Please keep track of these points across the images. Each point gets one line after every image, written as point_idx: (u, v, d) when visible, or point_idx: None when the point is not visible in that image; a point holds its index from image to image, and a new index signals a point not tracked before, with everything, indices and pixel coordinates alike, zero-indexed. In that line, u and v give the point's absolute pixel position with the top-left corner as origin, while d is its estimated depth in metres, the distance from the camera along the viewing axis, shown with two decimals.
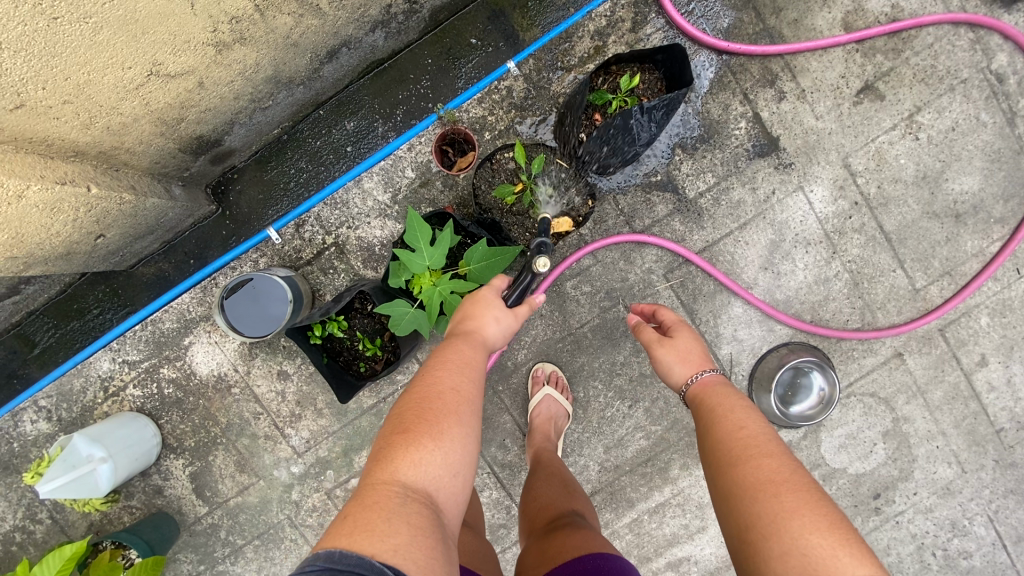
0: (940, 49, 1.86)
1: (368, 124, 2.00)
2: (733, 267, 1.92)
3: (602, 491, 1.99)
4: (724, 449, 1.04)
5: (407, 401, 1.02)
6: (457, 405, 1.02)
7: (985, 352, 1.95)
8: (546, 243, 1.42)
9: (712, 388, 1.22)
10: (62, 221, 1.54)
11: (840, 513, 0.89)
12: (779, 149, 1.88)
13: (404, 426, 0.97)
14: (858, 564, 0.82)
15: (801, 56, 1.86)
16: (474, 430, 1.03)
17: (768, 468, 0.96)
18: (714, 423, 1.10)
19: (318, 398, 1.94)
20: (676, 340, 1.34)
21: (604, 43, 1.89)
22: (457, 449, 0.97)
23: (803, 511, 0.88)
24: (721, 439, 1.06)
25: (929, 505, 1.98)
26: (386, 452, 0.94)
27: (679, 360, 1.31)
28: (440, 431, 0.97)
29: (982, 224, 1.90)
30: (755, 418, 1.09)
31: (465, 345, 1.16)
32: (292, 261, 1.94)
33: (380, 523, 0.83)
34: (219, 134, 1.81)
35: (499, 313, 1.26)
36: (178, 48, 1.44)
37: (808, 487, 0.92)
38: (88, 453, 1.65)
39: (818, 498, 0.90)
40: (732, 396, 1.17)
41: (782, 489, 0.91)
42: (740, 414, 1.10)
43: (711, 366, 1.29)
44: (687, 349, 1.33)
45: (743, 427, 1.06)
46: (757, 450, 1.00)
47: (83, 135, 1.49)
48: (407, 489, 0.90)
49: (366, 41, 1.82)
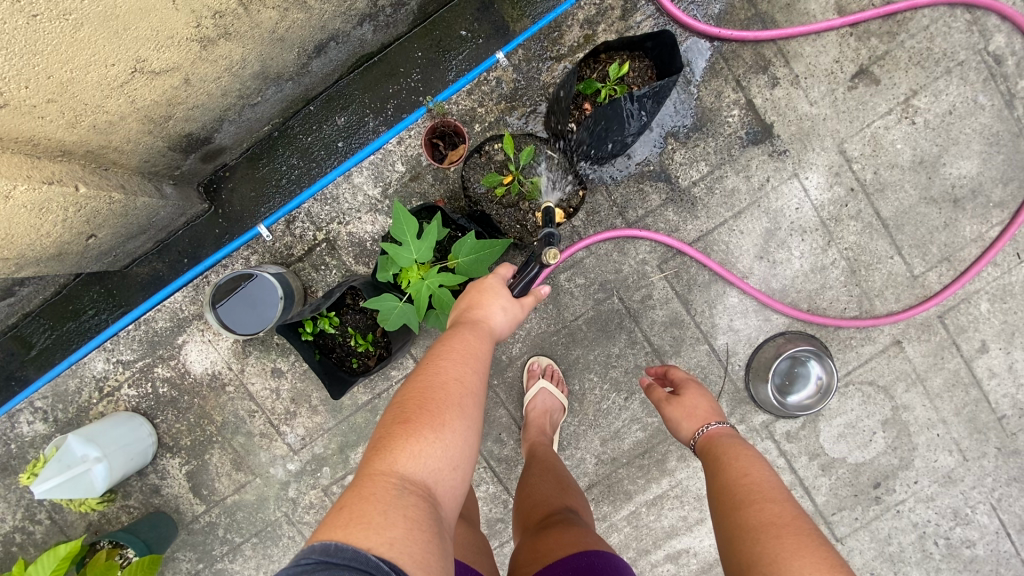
0: (936, 32, 1.83)
1: (358, 119, 1.98)
2: (727, 257, 1.90)
3: (599, 484, 1.98)
4: (728, 496, 1.09)
5: (410, 390, 1.02)
6: (460, 397, 1.02)
7: (986, 339, 1.93)
8: (552, 232, 1.38)
9: (719, 436, 1.29)
10: (51, 221, 1.54)
11: (840, 558, 0.90)
12: (773, 136, 1.86)
13: (405, 417, 0.96)
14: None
15: (794, 42, 1.84)
16: (475, 423, 1.02)
17: (771, 511, 1.00)
18: (721, 469, 1.16)
19: (312, 396, 1.94)
20: (685, 398, 1.45)
21: (594, 32, 1.87)
22: (458, 441, 0.97)
23: (803, 552, 0.90)
24: (726, 486, 1.12)
25: (930, 493, 1.96)
26: (386, 441, 0.93)
27: (687, 416, 1.40)
28: (441, 423, 0.96)
29: (980, 208, 1.88)
30: (760, 467, 1.15)
31: (470, 333, 1.15)
32: (284, 258, 1.94)
33: (376, 515, 0.81)
34: (209, 132, 1.80)
35: (505, 303, 1.25)
36: (162, 44, 1.43)
37: (808, 531, 0.95)
38: (83, 453, 1.64)
39: (818, 540, 0.93)
40: (738, 444, 1.24)
41: (783, 531, 0.95)
42: (745, 462, 1.16)
43: (720, 419, 1.36)
44: (694, 406, 1.42)
45: (747, 475, 1.12)
46: (760, 495, 1.04)
47: (69, 134, 1.49)
48: (405, 481, 0.89)
49: (354, 35, 1.80)
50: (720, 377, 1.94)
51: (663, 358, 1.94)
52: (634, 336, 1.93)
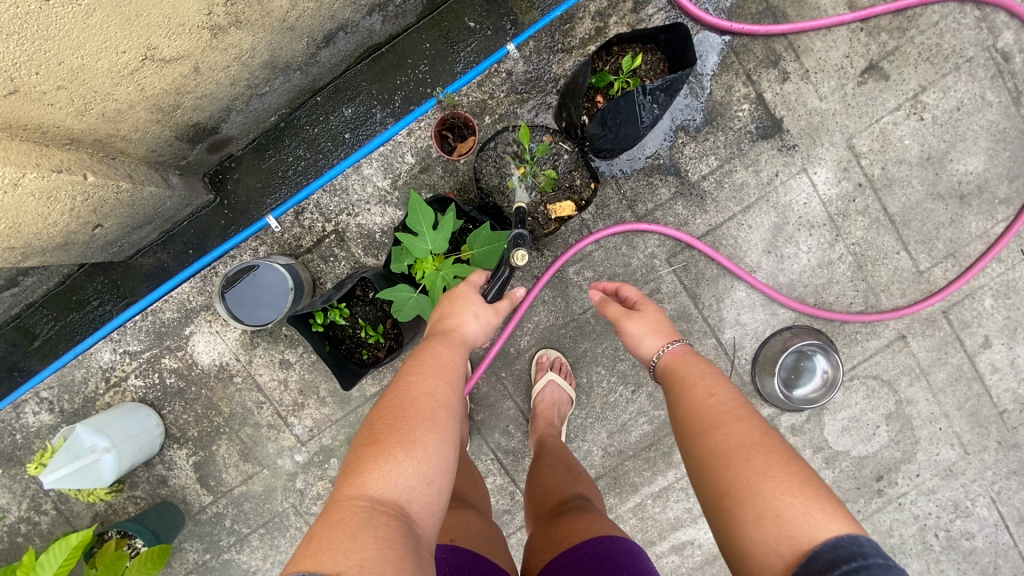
0: (946, 28, 1.83)
1: (366, 110, 1.97)
2: (735, 251, 1.91)
3: (605, 476, 2.00)
4: (693, 418, 1.02)
5: (380, 411, 1.01)
6: (432, 410, 1.01)
7: (988, 334, 1.95)
8: (523, 234, 1.35)
9: (681, 357, 1.21)
10: (59, 210, 1.52)
11: (811, 472, 0.87)
12: (783, 131, 1.87)
13: (373, 438, 0.95)
14: (830, 520, 0.80)
15: (805, 36, 1.84)
16: (450, 436, 1.01)
17: (739, 432, 0.94)
18: (685, 391, 1.09)
19: (320, 387, 1.94)
20: (645, 313, 1.35)
21: (605, 24, 1.86)
22: (431, 457, 0.96)
23: (775, 473, 0.86)
24: (691, 409, 1.05)
25: (931, 486, 1.99)
26: (356, 465, 0.92)
27: (650, 331, 1.31)
28: (412, 440, 0.95)
29: (986, 205, 1.89)
30: (724, 386, 1.08)
31: (442, 345, 1.16)
32: (292, 249, 1.93)
33: (345, 539, 0.80)
34: (216, 121, 1.79)
35: (477, 309, 1.26)
36: (173, 31, 1.41)
37: (777, 448, 0.91)
38: (91, 443, 1.64)
39: (788, 458, 0.90)
40: (700, 364, 1.16)
41: (754, 452, 0.90)
42: (710, 381, 1.10)
43: (678, 338, 1.28)
44: (656, 321, 1.33)
45: (712, 394, 1.05)
46: (727, 415, 0.99)
47: (78, 122, 1.48)
48: (375, 503, 0.87)
49: (363, 25, 1.79)
50: (726, 370, 1.96)
51: None
52: None
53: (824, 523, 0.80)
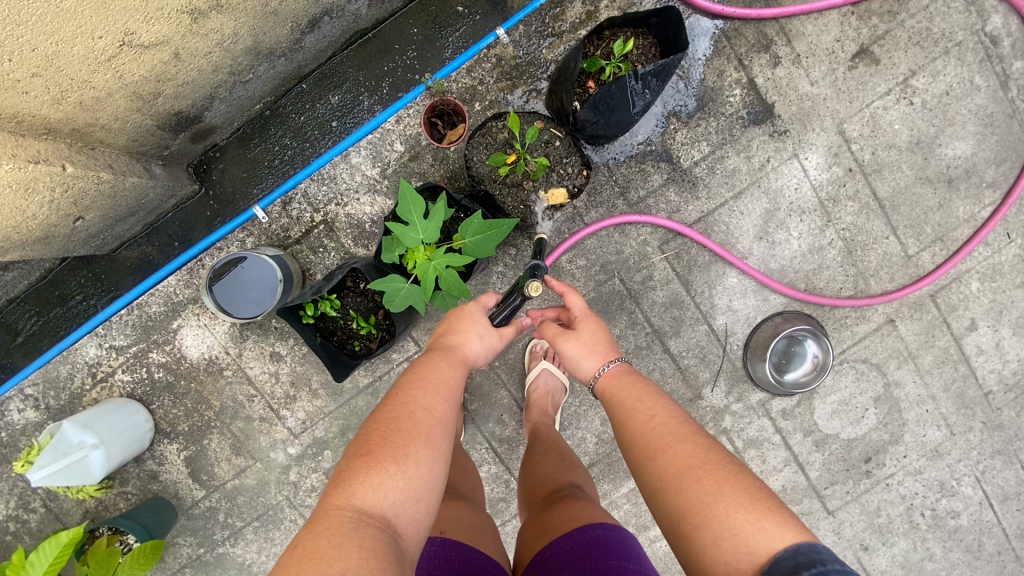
0: (936, 11, 1.83)
1: (353, 98, 1.93)
2: (727, 238, 1.91)
3: (599, 463, 2.01)
4: (640, 443, 1.01)
5: (375, 421, 1.01)
6: (427, 426, 1.02)
7: (975, 317, 1.97)
8: (539, 264, 1.36)
9: (619, 379, 1.17)
10: (37, 202, 1.48)
11: (759, 483, 0.87)
12: (774, 116, 1.86)
13: (367, 448, 0.95)
14: (785, 531, 0.80)
15: (796, 21, 1.83)
16: (443, 453, 1.02)
17: (685, 453, 0.93)
18: (627, 416, 1.07)
19: (312, 379, 1.92)
20: (582, 331, 1.28)
21: (596, 8, 1.84)
22: (422, 473, 0.96)
23: (725, 491, 0.85)
24: (635, 436, 1.03)
25: (918, 467, 2.03)
26: (347, 475, 0.91)
27: (586, 352, 1.25)
28: (405, 454, 0.95)
29: (974, 189, 1.91)
30: (664, 404, 1.07)
31: (444, 359, 1.18)
32: (280, 240, 1.90)
33: (328, 550, 0.79)
34: (199, 110, 1.75)
35: (482, 330, 1.29)
36: (151, 16, 1.37)
37: (724, 464, 0.90)
38: (79, 440, 1.62)
39: (737, 471, 0.89)
40: (637, 383, 1.14)
41: (702, 473, 0.89)
42: (650, 401, 1.08)
43: (617, 356, 1.24)
44: (593, 341, 1.26)
45: (654, 415, 1.04)
46: (671, 437, 0.97)
47: (54, 111, 1.43)
48: (363, 514, 0.87)
49: (348, 9, 1.75)
50: (718, 356, 1.97)
51: (663, 339, 1.96)
52: (635, 317, 1.94)
53: (779, 535, 0.79)
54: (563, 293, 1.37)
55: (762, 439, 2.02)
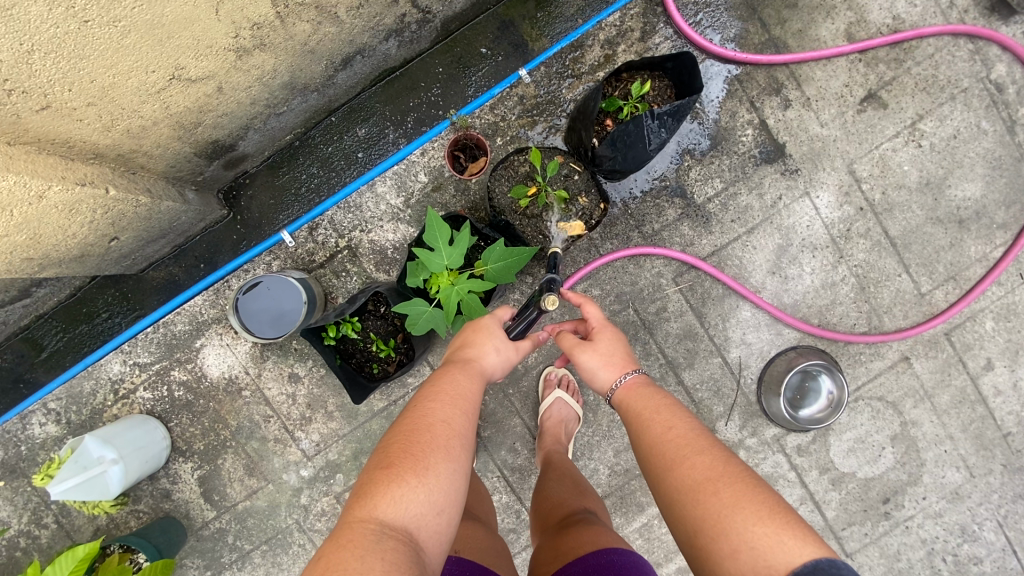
0: (941, 60, 1.91)
1: (379, 131, 2.02)
2: (741, 272, 1.94)
3: (612, 495, 1.99)
4: (656, 455, 1.00)
5: (395, 434, 1.02)
6: (447, 439, 1.01)
7: (991, 356, 1.97)
8: (554, 278, 1.45)
9: (636, 391, 1.16)
10: (79, 222, 1.56)
11: (777, 497, 0.86)
12: (785, 155, 1.92)
13: (388, 461, 0.95)
14: (804, 545, 0.79)
15: (806, 66, 1.91)
16: (463, 466, 1.01)
17: (702, 465, 0.93)
18: (643, 428, 1.07)
19: (329, 401, 1.94)
20: (598, 342, 1.27)
21: (614, 52, 1.93)
22: (443, 486, 0.95)
23: (743, 504, 0.85)
24: (651, 448, 1.03)
25: (938, 509, 1.98)
26: (368, 487, 0.92)
27: (604, 363, 1.24)
28: (425, 467, 0.95)
29: (984, 230, 1.94)
30: (682, 416, 1.07)
31: (462, 373, 1.17)
32: (305, 264, 1.96)
33: (353, 562, 0.79)
34: (234, 139, 1.84)
35: (499, 343, 1.28)
36: (201, 53, 1.47)
37: (742, 477, 0.90)
38: (99, 455, 1.64)
39: (756, 485, 0.88)
40: (655, 396, 1.13)
41: (720, 485, 0.89)
42: (667, 413, 1.07)
43: (635, 367, 1.23)
44: (610, 351, 1.25)
45: (671, 427, 1.03)
46: (688, 448, 0.97)
47: (104, 137, 1.52)
48: (385, 526, 0.87)
49: (379, 49, 1.86)
50: (732, 390, 1.97)
51: (677, 370, 1.97)
52: (649, 348, 1.96)
53: (797, 549, 0.79)
54: (580, 305, 1.35)
55: (777, 476, 1.99)
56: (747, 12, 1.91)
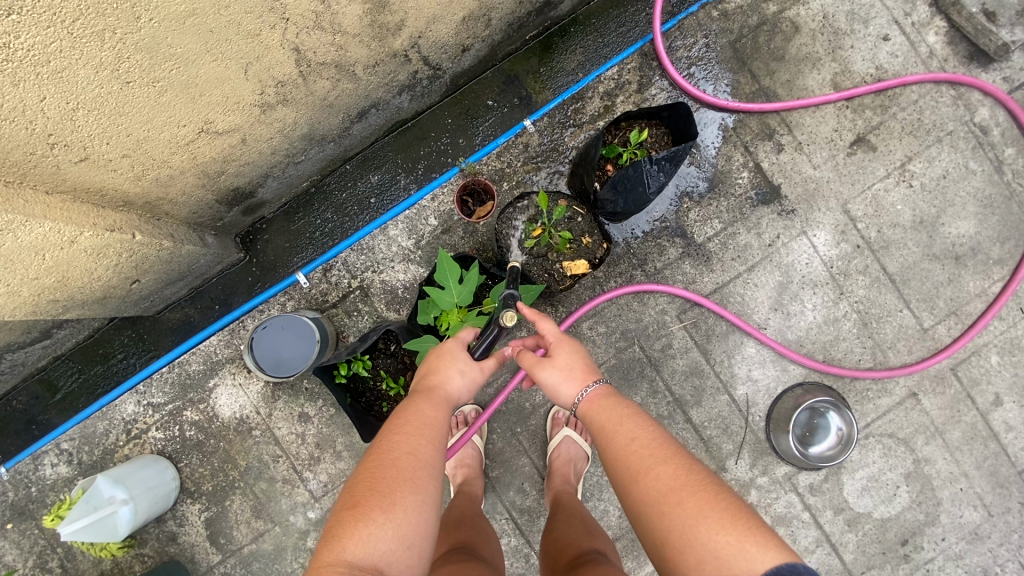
0: (924, 105, 2.00)
1: (391, 177, 2.12)
2: (743, 309, 1.98)
3: (623, 538, 1.96)
4: (622, 467, 1.01)
5: (361, 471, 1.00)
6: (413, 471, 1.00)
7: (999, 392, 1.97)
8: (514, 294, 1.41)
9: (598, 403, 1.15)
10: (105, 265, 1.63)
11: (739, 502, 0.87)
12: (781, 197, 2.00)
13: (353, 501, 0.93)
14: (766, 551, 0.80)
15: (796, 113, 2.01)
16: (432, 495, 1.00)
17: (666, 475, 0.94)
18: (608, 442, 1.07)
19: (337, 441, 1.95)
20: (558, 357, 1.26)
21: (613, 102, 2.05)
22: (411, 519, 0.94)
23: (705, 513, 0.86)
24: (616, 461, 1.03)
25: (958, 551, 1.94)
26: (336, 529, 0.90)
27: (564, 378, 1.23)
28: (392, 502, 0.94)
29: (981, 265, 1.98)
30: (645, 426, 1.07)
31: (427, 403, 1.16)
32: (318, 304, 2.02)
33: None
34: (254, 186, 1.94)
35: (463, 366, 1.27)
36: (229, 108, 1.58)
37: (704, 484, 0.91)
38: (110, 495, 1.65)
39: (718, 492, 0.89)
40: (618, 407, 1.12)
41: (683, 495, 0.90)
42: (630, 424, 1.07)
43: (597, 377, 1.22)
44: (569, 365, 1.24)
45: (634, 438, 1.03)
46: (652, 459, 0.98)
47: (134, 186, 1.61)
48: (354, 568, 0.86)
49: (393, 103, 1.98)
50: (741, 427, 1.97)
51: (685, 408, 1.97)
52: (656, 385, 1.98)
53: (759, 556, 0.80)
54: (536, 321, 1.33)
55: (791, 516, 1.95)
56: (738, 65, 2.04)
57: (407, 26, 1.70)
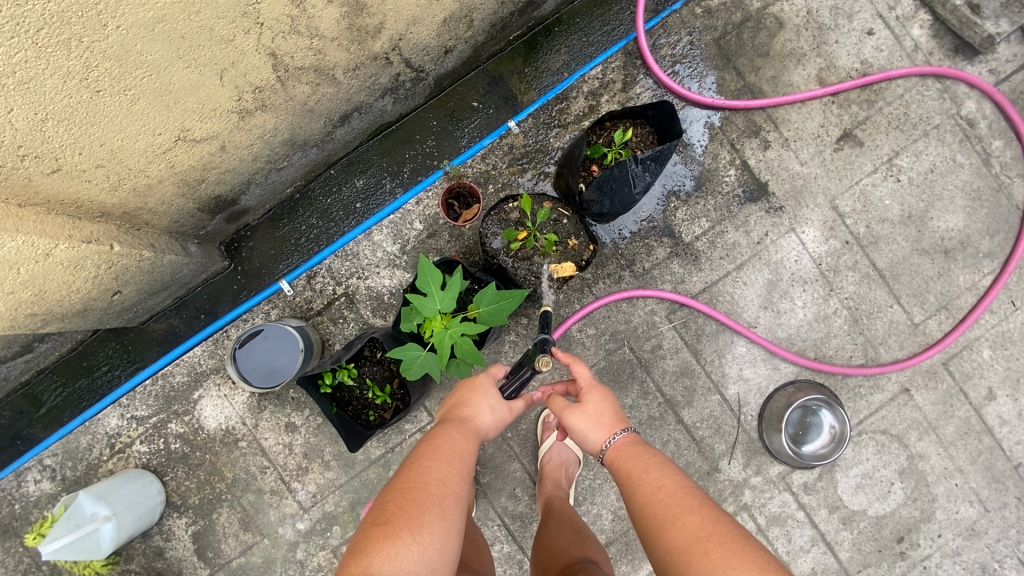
0: (910, 99, 1.99)
1: (376, 182, 2.10)
2: (733, 308, 1.97)
3: (617, 542, 1.95)
4: (649, 517, 0.99)
5: (391, 490, 0.98)
6: (441, 497, 0.98)
7: (992, 386, 1.96)
8: (547, 341, 1.42)
9: (626, 451, 1.12)
10: (83, 278, 1.60)
11: (767, 555, 0.87)
12: (768, 194, 1.98)
13: (383, 518, 0.91)
14: None
15: (782, 109, 2.00)
16: (456, 526, 0.98)
17: (693, 525, 0.93)
18: (634, 489, 1.04)
19: (325, 450, 1.92)
20: (587, 403, 1.23)
21: (598, 102, 2.03)
22: (436, 545, 0.91)
23: (734, 564, 0.85)
24: (642, 509, 1.01)
25: (955, 547, 1.93)
26: (363, 544, 0.87)
27: (593, 424, 1.20)
28: (420, 525, 0.92)
29: (971, 259, 1.97)
30: (672, 475, 1.04)
31: (457, 432, 1.14)
32: (303, 311, 2.00)
33: None
34: (236, 194, 1.91)
35: (494, 402, 1.26)
36: (205, 115, 1.55)
37: (731, 536, 0.89)
38: (92, 512, 1.62)
39: (746, 544, 0.88)
40: (647, 455, 1.09)
41: (711, 546, 0.88)
42: (656, 472, 1.05)
43: (625, 426, 1.18)
44: (599, 412, 1.21)
45: (662, 487, 1.01)
46: (679, 508, 0.96)
47: (111, 197, 1.58)
48: None
49: (375, 106, 1.95)
50: (733, 427, 1.95)
51: (677, 409, 1.96)
52: (647, 386, 1.96)
53: None
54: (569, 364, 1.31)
55: (785, 516, 1.94)
56: (723, 62, 2.03)
57: (386, 29, 1.68)
